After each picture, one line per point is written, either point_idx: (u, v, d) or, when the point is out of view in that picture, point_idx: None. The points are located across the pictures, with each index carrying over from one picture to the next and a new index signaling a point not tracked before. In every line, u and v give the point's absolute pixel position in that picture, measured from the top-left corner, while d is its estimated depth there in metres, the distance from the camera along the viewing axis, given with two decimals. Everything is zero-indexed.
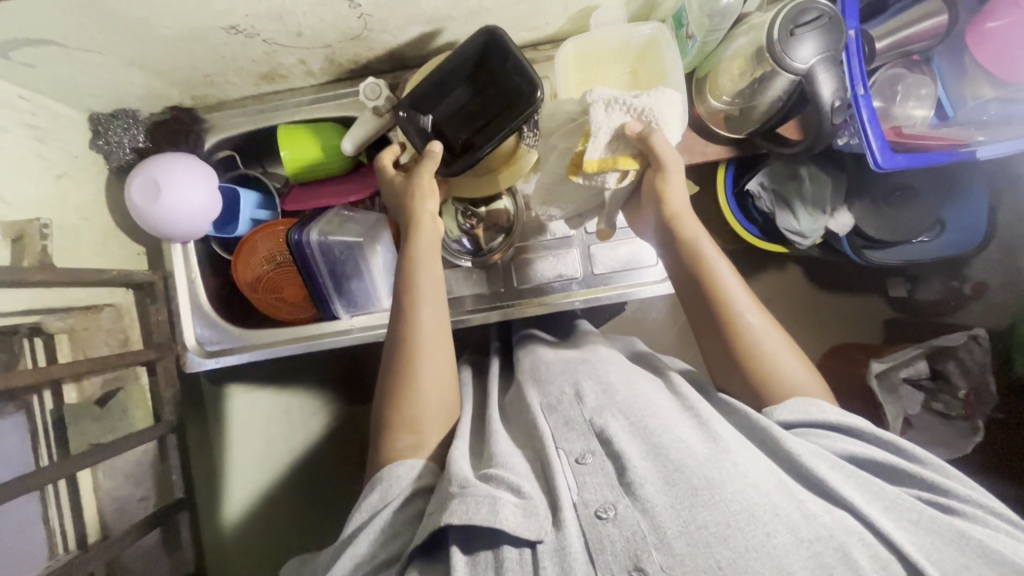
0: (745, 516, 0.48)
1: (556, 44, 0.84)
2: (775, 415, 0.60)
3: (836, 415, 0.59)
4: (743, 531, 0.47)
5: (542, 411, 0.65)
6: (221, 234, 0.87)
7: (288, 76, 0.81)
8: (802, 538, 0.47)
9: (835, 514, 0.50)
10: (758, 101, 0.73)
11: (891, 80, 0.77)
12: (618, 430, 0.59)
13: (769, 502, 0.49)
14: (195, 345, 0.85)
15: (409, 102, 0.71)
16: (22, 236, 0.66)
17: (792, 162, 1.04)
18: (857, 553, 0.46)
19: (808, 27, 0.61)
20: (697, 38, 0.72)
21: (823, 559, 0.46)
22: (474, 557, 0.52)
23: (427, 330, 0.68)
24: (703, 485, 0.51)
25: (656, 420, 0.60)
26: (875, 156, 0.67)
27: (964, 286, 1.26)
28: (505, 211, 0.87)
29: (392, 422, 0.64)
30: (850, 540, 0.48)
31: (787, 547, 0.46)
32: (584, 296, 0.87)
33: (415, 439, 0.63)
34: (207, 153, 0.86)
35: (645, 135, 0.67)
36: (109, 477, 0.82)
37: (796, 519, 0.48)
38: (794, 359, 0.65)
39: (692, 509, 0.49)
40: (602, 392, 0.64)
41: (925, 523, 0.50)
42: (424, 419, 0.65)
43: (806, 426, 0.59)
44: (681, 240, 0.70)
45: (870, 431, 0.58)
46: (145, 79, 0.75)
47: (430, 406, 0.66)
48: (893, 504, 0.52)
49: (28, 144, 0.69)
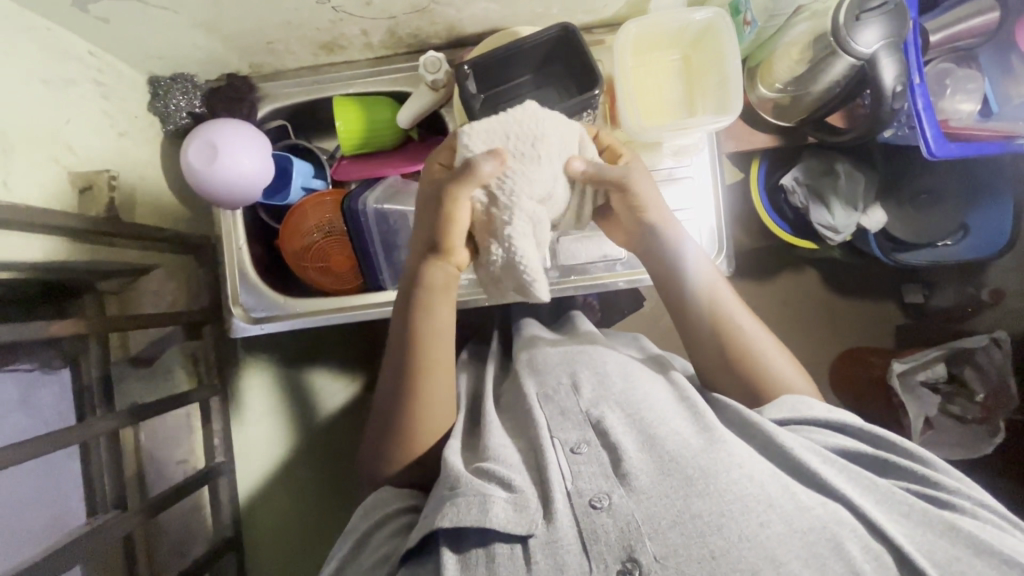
0: (739, 506, 0.51)
1: (611, 28, 0.85)
2: (767, 413, 0.63)
3: (818, 411, 0.62)
4: (738, 521, 0.50)
5: (538, 400, 0.65)
6: (270, 202, 0.87)
7: (347, 47, 0.82)
8: (797, 529, 0.50)
9: (828, 505, 0.52)
10: (812, 88, 0.76)
11: (939, 74, 0.79)
12: (615, 421, 0.61)
13: (763, 493, 0.52)
14: (241, 311, 0.84)
15: (476, 64, 0.73)
16: (89, 186, 0.68)
17: (826, 159, 1.06)
18: (850, 545, 0.50)
19: (874, 12, 0.64)
20: (759, 25, 0.73)
21: (816, 548, 0.49)
22: (464, 555, 0.54)
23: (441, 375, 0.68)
24: (698, 476, 0.54)
25: (652, 412, 0.62)
26: (928, 143, 0.69)
27: (981, 293, 1.25)
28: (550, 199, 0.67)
29: (407, 415, 0.67)
30: (843, 530, 0.51)
31: (780, 537, 0.50)
32: (628, 275, 0.88)
33: (425, 422, 0.67)
34: (260, 122, 0.86)
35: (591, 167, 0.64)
36: (151, 438, 0.84)
37: (790, 510, 0.51)
38: (782, 356, 0.69)
39: (686, 499, 0.52)
40: (597, 382, 0.67)
41: (916, 515, 0.53)
42: (431, 406, 0.67)
43: (797, 423, 0.61)
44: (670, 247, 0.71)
45: (855, 425, 0.61)
46: (208, 43, 0.76)
47: (439, 390, 0.68)
48: (884, 496, 0.54)
49: (94, 101, 0.71)
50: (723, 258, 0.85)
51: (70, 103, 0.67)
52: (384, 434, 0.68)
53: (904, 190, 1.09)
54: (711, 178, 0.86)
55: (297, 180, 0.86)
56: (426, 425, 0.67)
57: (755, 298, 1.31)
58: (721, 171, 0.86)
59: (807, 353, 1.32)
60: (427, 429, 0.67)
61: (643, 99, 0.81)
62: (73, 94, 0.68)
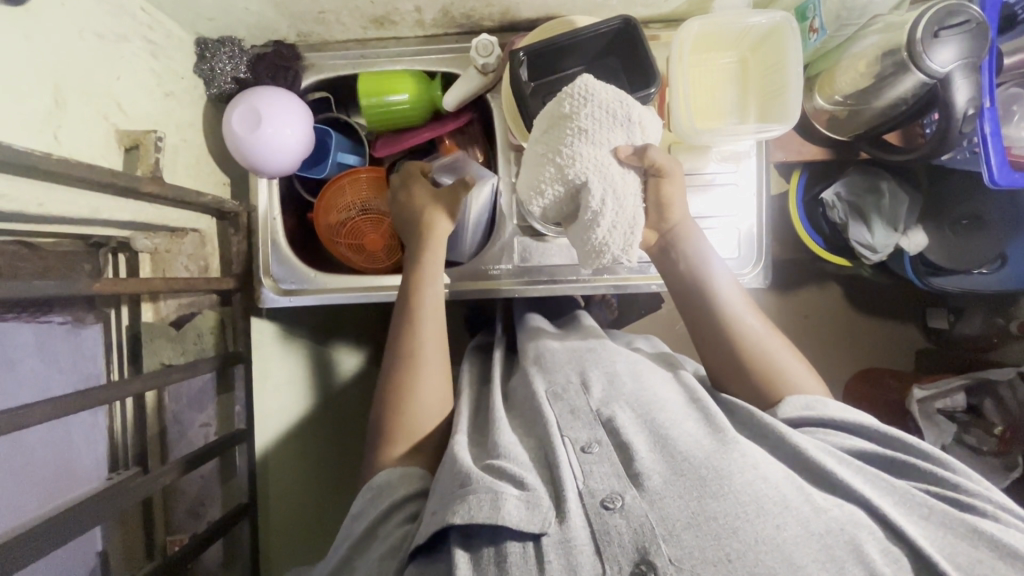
0: (754, 508, 0.49)
1: (667, 24, 0.84)
2: (781, 413, 0.63)
3: (835, 410, 0.62)
4: (753, 523, 0.48)
5: (546, 398, 0.65)
6: (308, 174, 0.87)
7: (398, 23, 0.81)
8: (813, 531, 0.48)
9: (845, 507, 0.51)
10: (873, 102, 0.78)
11: (1009, 100, 0.79)
12: (625, 420, 0.60)
13: (778, 495, 0.51)
14: (270, 281, 0.86)
15: (531, 52, 0.71)
16: (136, 145, 0.67)
17: (871, 175, 1.03)
18: (868, 547, 0.48)
19: (953, 30, 0.64)
20: (825, 32, 0.72)
21: (833, 551, 0.47)
22: (476, 553, 0.51)
23: (432, 341, 0.72)
24: (712, 476, 0.52)
25: (662, 413, 0.62)
26: (992, 171, 0.70)
27: (1010, 325, 1.13)
28: (627, 149, 0.62)
29: (407, 386, 0.69)
30: (861, 532, 0.49)
31: (797, 539, 0.48)
32: (659, 278, 0.85)
33: (418, 399, 0.68)
34: (303, 91, 0.86)
35: (639, 153, 0.62)
36: (174, 398, 0.85)
37: (805, 512, 0.50)
38: (793, 358, 0.69)
39: (700, 500, 0.50)
40: (607, 382, 0.66)
41: (936, 517, 0.52)
42: (425, 345, 0.71)
43: (813, 424, 0.61)
44: (689, 254, 0.71)
45: (872, 426, 0.60)
46: (262, 7, 0.75)
47: (426, 336, 0.72)
48: (903, 498, 0.53)
49: (145, 57, 0.70)
50: (761, 268, 0.85)
51: (123, 58, 0.67)
52: (390, 392, 0.70)
53: (946, 216, 1.03)
54: (755, 187, 0.84)
55: (336, 154, 0.86)
56: (421, 411, 0.68)
57: (779, 310, 1.28)
58: (768, 181, 0.84)
59: (824, 371, 1.29)
60: (423, 405, 0.68)
61: (697, 99, 0.78)
62: (125, 52, 0.67)
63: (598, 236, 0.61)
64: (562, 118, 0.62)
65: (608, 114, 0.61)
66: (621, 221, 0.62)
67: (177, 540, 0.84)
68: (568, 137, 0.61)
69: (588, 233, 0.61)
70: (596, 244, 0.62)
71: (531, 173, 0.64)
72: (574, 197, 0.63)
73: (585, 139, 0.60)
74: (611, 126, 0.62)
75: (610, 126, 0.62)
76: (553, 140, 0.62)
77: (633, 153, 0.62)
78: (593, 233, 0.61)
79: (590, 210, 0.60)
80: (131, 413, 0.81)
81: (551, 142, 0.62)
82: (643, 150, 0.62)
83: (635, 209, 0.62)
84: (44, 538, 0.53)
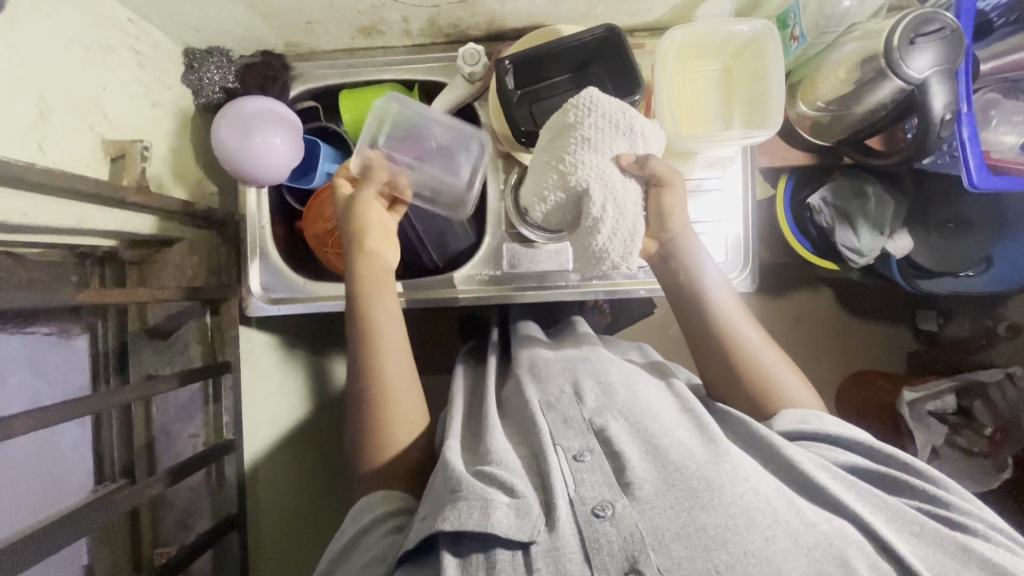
0: (743, 521, 0.50)
1: (652, 32, 0.85)
2: (777, 425, 0.62)
3: (830, 425, 0.62)
4: (742, 536, 0.49)
5: (539, 408, 0.65)
6: (296, 184, 0.87)
7: (385, 33, 0.82)
8: (802, 545, 0.48)
9: (834, 522, 0.51)
10: (855, 108, 0.78)
11: (986, 105, 0.81)
12: (618, 430, 0.60)
13: (769, 507, 0.51)
14: (259, 291, 0.86)
15: (517, 60, 0.72)
16: (122, 155, 0.68)
17: (857, 180, 1.03)
18: (856, 562, 0.48)
19: (928, 37, 0.66)
20: (806, 39, 0.74)
21: (821, 565, 0.47)
22: (466, 560, 0.51)
23: (394, 370, 0.70)
24: (702, 487, 0.52)
25: (655, 422, 0.61)
26: (971, 175, 0.71)
27: (998, 325, 1.18)
28: (630, 157, 0.63)
29: (380, 397, 0.69)
30: (849, 547, 0.49)
31: (787, 553, 0.48)
32: (650, 284, 0.86)
33: (399, 415, 0.68)
34: (291, 101, 0.86)
35: (641, 163, 0.64)
36: (162, 408, 0.84)
37: (796, 526, 0.50)
38: (787, 369, 0.69)
39: (691, 512, 0.50)
40: (601, 392, 0.66)
41: (927, 535, 0.52)
42: (389, 369, 0.70)
43: (808, 437, 0.61)
44: (685, 266, 0.71)
45: (866, 442, 0.60)
46: (250, 18, 0.76)
47: (388, 362, 0.71)
48: (894, 514, 0.53)
49: (131, 67, 0.71)
50: (748, 272, 0.85)
51: (110, 69, 0.67)
52: (361, 408, 0.69)
53: (933, 218, 1.04)
54: (742, 192, 0.85)
55: (324, 164, 0.86)
56: (398, 428, 0.68)
57: (769, 313, 1.29)
58: (754, 185, 0.85)
59: (815, 374, 1.29)
60: (401, 417, 0.68)
61: (682, 108, 0.79)
62: (112, 62, 0.68)
63: (598, 242, 0.62)
64: (568, 126, 0.63)
65: (611, 123, 0.63)
66: (623, 227, 0.62)
67: (164, 552, 0.83)
68: (572, 145, 0.62)
69: (587, 238, 0.62)
70: (596, 251, 0.62)
71: (533, 178, 0.65)
72: (576, 204, 0.64)
73: (588, 147, 0.62)
74: (614, 135, 0.63)
75: (612, 135, 0.63)
76: (556, 148, 0.63)
77: (631, 161, 0.64)
78: (594, 241, 0.62)
79: (590, 217, 0.61)
80: (118, 425, 0.81)
81: (556, 150, 0.63)
82: (646, 158, 0.64)
83: (636, 217, 0.63)
84: (27, 549, 0.52)
